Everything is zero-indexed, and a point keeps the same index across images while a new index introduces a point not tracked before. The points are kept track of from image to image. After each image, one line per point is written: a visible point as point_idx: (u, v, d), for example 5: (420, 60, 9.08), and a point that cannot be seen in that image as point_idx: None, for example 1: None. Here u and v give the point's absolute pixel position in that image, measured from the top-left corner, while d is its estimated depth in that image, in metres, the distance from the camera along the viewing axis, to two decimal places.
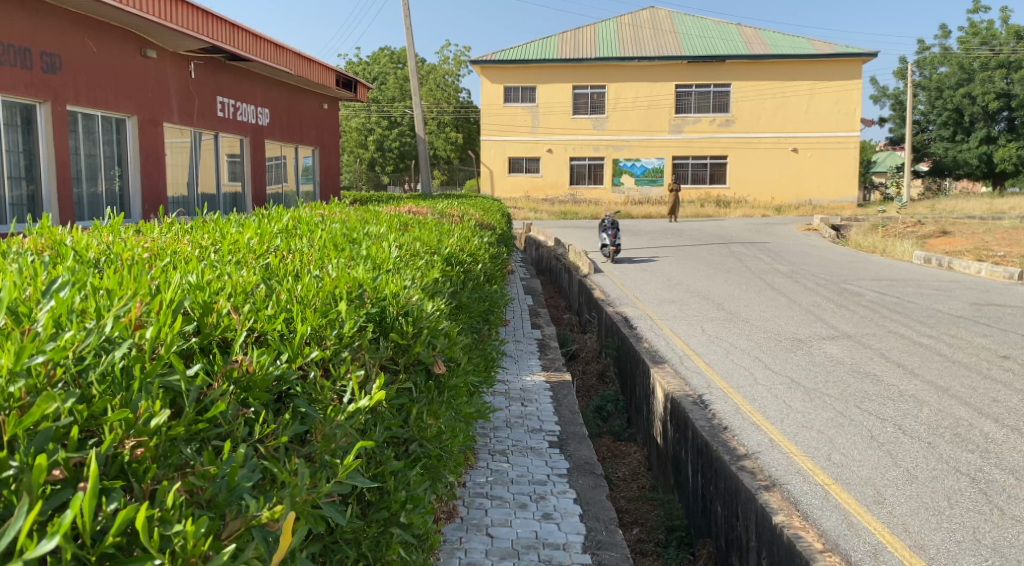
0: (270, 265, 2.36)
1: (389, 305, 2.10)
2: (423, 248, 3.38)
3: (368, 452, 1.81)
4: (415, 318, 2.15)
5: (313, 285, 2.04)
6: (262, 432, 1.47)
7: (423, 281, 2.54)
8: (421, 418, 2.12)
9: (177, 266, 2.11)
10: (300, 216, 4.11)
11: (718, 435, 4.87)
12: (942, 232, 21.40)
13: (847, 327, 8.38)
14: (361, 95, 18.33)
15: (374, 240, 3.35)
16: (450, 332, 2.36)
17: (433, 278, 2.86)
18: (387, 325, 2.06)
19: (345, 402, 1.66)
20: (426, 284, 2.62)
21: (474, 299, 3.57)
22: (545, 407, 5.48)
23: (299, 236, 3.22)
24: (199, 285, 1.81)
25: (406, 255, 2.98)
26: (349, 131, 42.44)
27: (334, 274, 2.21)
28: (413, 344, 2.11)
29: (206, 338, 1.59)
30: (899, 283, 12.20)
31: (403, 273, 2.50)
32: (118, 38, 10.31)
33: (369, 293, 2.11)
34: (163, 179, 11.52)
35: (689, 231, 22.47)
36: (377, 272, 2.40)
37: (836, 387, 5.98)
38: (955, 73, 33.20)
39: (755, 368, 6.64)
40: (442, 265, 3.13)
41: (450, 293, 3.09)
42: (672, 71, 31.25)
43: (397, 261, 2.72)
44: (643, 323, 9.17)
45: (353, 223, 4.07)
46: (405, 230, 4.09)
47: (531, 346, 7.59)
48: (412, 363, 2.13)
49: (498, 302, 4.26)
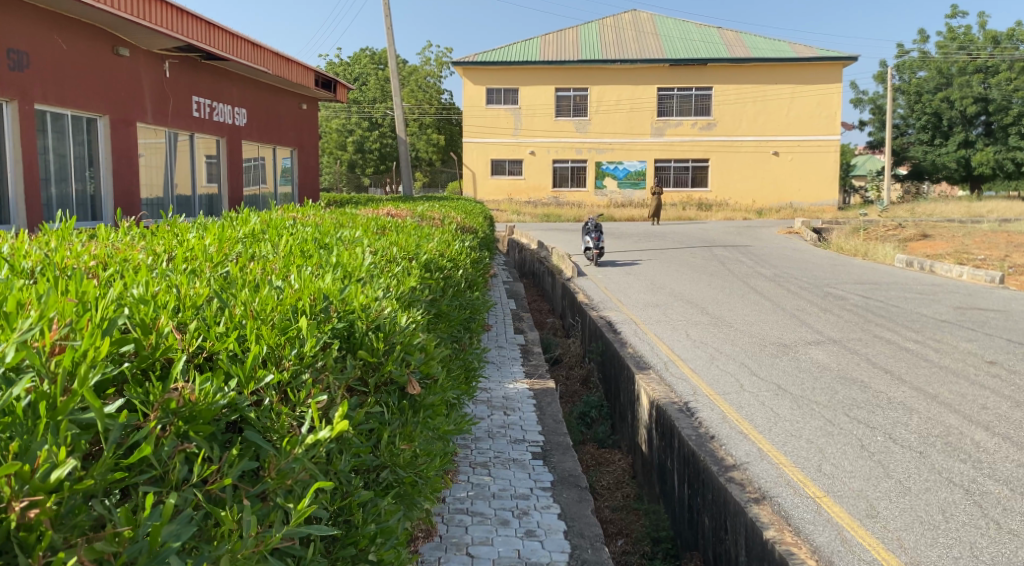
0: (229, 273, 2.21)
1: (357, 318, 1.95)
2: (402, 253, 3.23)
3: (334, 484, 1.65)
4: (388, 330, 1.98)
5: (272, 298, 1.90)
6: (202, 473, 1.36)
7: (398, 289, 2.38)
8: (393, 442, 1.95)
9: (122, 278, 1.96)
10: (271, 219, 3.93)
11: (704, 444, 4.74)
12: (922, 236, 21.50)
13: (833, 332, 8.30)
14: (341, 95, 18.11)
15: (348, 245, 3.19)
16: (427, 346, 2.19)
17: (412, 285, 2.70)
18: (355, 341, 1.91)
19: (302, 433, 1.53)
20: (403, 293, 2.46)
21: (454, 306, 3.41)
22: (528, 415, 5.33)
23: (265, 240, 3.06)
24: (141, 301, 1.68)
25: (380, 260, 2.82)
26: (330, 132, 42.08)
27: (297, 286, 2.07)
28: (386, 361, 1.94)
29: (143, 361, 1.47)
30: (882, 287, 12.18)
31: (376, 281, 2.35)
32: (88, 35, 10.06)
33: (332, 306, 1.96)
34: (136, 180, 11.28)
35: (671, 234, 22.41)
36: (346, 281, 2.25)
37: (824, 394, 5.88)
38: (933, 78, 33.44)
39: (740, 374, 6.52)
40: (420, 273, 2.97)
41: (428, 301, 2.93)
42: (654, 74, 31.23)
43: (372, 268, 2.56)
44: (627, 327, 9.05)
45: (325, 227, 3.92)
46: (381, 234, 3.93)
47: (514, 351, 7.44)
48: (383, 383, 1.96)
49: (479, 309, 4.10)
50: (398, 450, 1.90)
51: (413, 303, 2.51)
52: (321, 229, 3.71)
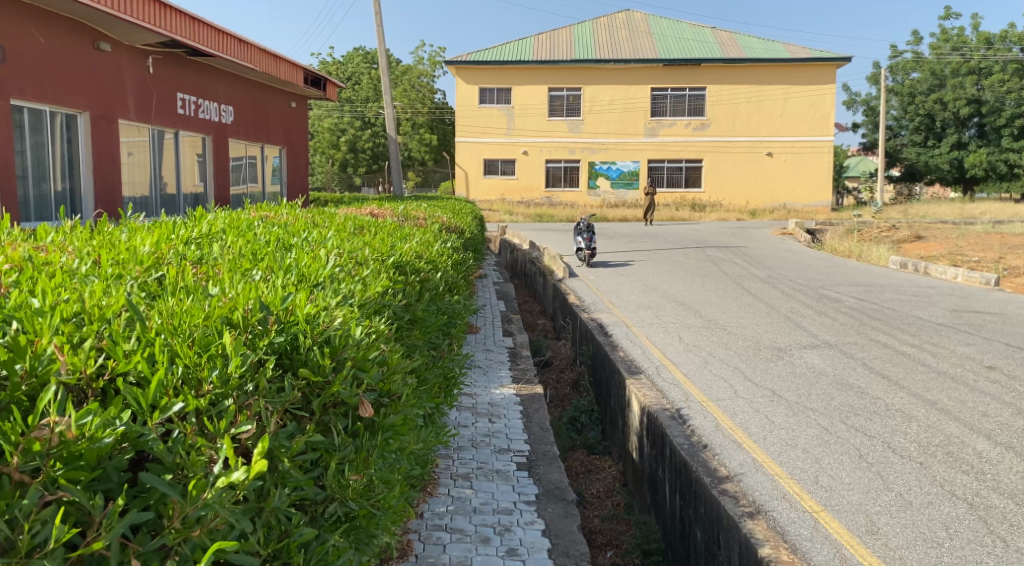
0: (162, 282, 2.07)
1: (301, 334, 1.81)
2: (376, 254, 3.05)
3: (262, 526, 1.54)
4: (335, 345, 1.82)
5: (196, 313, 1.77)
6: (74, 529, 1.25)
7: (358, 296, 2.21)
8: (342, 470, 1.78)
9: (34, 289, 1.84)
10: (239, 219, 3.73)
11: (696, 453, 4.56)
12: (916, 237, 21.39)
13: (828, 335, 8.13)
14: (330, 93, 17.86)
15: (313, 245, 3.02)
16: (388, 361, 2.02)
17: (380, 291, 2.53)
18: (295, 360, 1.78)
19: (210, 474, 1.43)
20: (369, 301, 2.29)
21: (431, 313, 3.21)
22: (514, 423, 5.13)
23: (219, 240, 2.90)
24: (34, 324, 1.57)
25: (346, 264, 2.65)
26: (322, 131, 41.83)
27: (232, 295, 1.92)
28: (334, 380, 1.77)
29: (19, 395, 1.37)
30: (877, 289, 12.00)
31: (333, 289, 2.19)
32: (67, 30, 9.82)
33: (271, 322, 1.82)
34: (118, 179, 11.05)
35: (664, 234, 22.23)
36: (296, 288, 2.09)
37: (820, 400, 5.68)
38: (927, 79, 33.36)
39: (734, 380, 6.32)
40: (390, 275, 2.80)
41: (399, 306, 2.76)
42: (648, 74, 31.07)
43: (335, 273, 2.40)
44: (619, 330, 8.88)
45: (295, 225, 3.74)
46: (356, 234, 3.76)
47: (502, 355, 7.24)
48: (332, 406, 1.79)
49: (460, 315, 3.89)
50: (345, 482, 1.74)
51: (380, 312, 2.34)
52: (292, 229, 3.52)
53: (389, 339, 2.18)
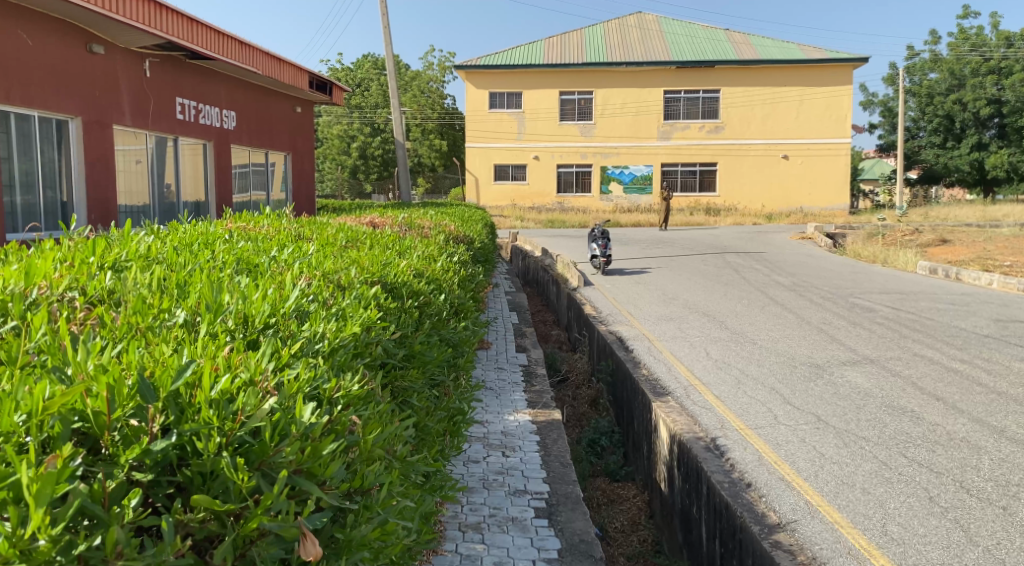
0: (31, 345, 1.60)
1: (205, 432, 1.35)
2: (366, 273, 2.59)
3: None
4: (259, 452, 1.38)
5: (38, 394, 1.30)
6: None
7: (318, 348, 1.75)
8: None
9: None
10: (204, 231, 3.22)
11: (739, 494, 3.97)
12: (941, 241, 20.66)
13: (867, 349, 7.52)
14: (337, 98, 17.36)
15: (281, 265, 2.51)
16: (358, 445, 1.56)
17: (365, 318, 2.07)
18: (199, 470, 1.33)
19: None
20: (339, 347, 1.83)
21: (433, 344, 2.67)
22: (530, 457, 4.56)
23: (154, 263, 2.41)
24: None
25: (319, 289, 2.17)
26: (332, 138, 41.52)
27: (111, 365, 1.45)
28: (252, 507, 1.33)
29: None
30: (910, 297, 11.34)
31: (282, 342, 1.73)
32: (57, 32, 9.35)
33: (160, 426, 1.37)
34: (113, 187, 10.55)
35: (681, 240, 21.57)
36: (222, 352, 1.61)
37: (871, 428, 5.07)
38: (945, 79, 32.63)
39: (772, 403, 5.72)
40: (378, 303, 2.30)
41: (391, 344, 2.26)
42: (660, 77, 30.50)
43: (296, 313, 1.94)
44: (640, 344, 8.30)
45: (270, 238, 3.22)
46: (345, 249, 3.24)
47: (515, 374, 6.66)
48: (250, 540, 1.35)
49: (468, 341, 3.32)
50: None
51: (356, 357, 1.87)
52: (265, 242, 3.02)
53: (367, 398, 1.72)
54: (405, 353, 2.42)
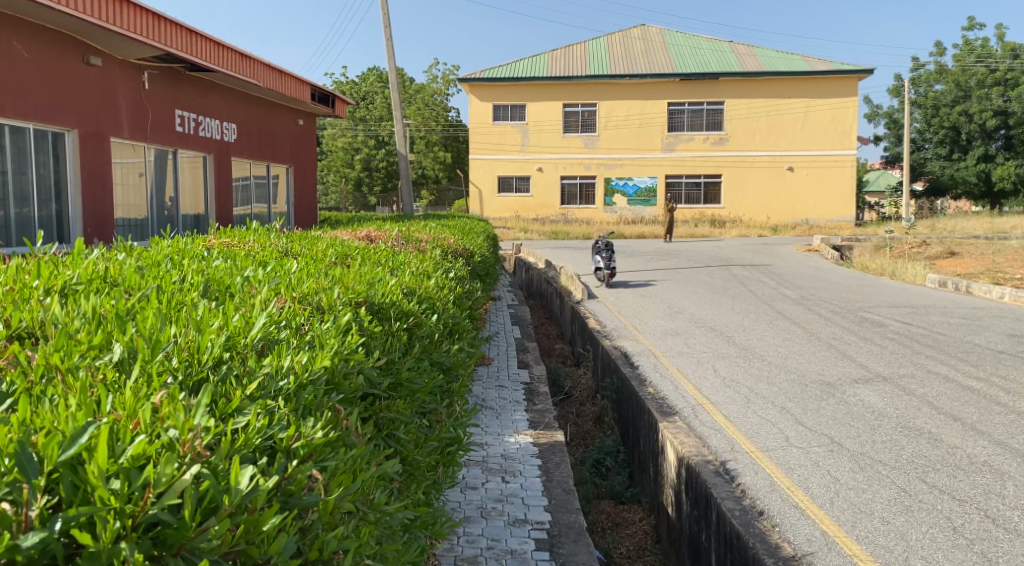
0: None
1: (108, 512, 1.15)
2: (350, 295, 2.40)
3: None
4: (177, 533, 1.19)
5: None
6: None
7: (276, 389, 1.56)
8: None
9: None
10: (180, 248, 3.03)
11: (751, 523, 3.76)
12: (949, 253, 20.42)
13: (880, 366, 7.30)
14: (339, 110, 17.24)
15: (254, 285, 2.31)
16: (310, 511, 1.36)
17: (343, 345, 1.87)
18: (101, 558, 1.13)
19: None
20: (302, 387, 1.64)
21: (423, 369, 2.47)
22: (531, 483, 4.36)
23: (109, 287, 2.22)
24: None
25: (289, 315, 1.98)
26: (336, 150, 41.52)
27: (9, 426, 1.25)
28: None
29: None
30: (921, 311, 11.12)
31: (235, 382, 1.54)
32: (54, 44, 9.21)
33: (55, 505, 1.17)
34: (110, 200, 10.41)
35: (686, 252, 21.38)
36: (153, 402, 1.41)
37: (887, 451, 4.85)
38: (951, 91, 32.45)
39: (783, 424, 5.51)
40: (356, 330, 2.10)
41: (372, 374, 2.06)
42: (664, 89, 30.38)
43: (256, 347, 1.75)
44: (646, 360, 8.09)
45: (250, 254, 3.03)
46: (331, 266, 3.05)
47: (517, 393, 6.47)
48: None
49: (463, 364, 3.12)
50: None
51: (327, 395, 1.69)
52: (244, 259, 2.83)
53: (334, 444, 1.54)
54: (390, 380, 2.24)
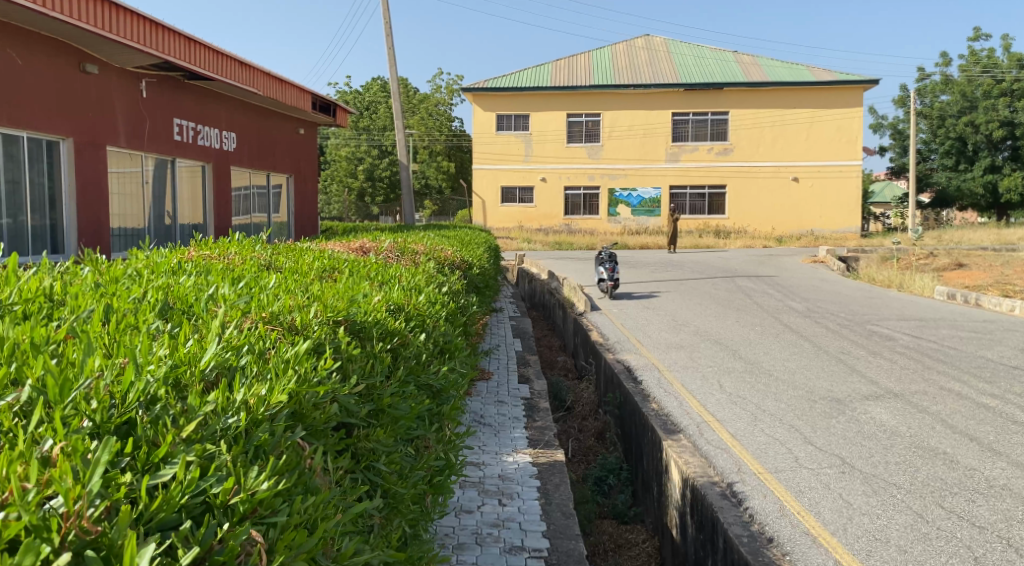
0: None
1: None
2: (329, 314, 2.22)
3: None
4: None
5: None
6: None
7: (219, 431, 1.39)
8: None
9: None
10: (149, 261, 2.86)
11: (759, 550, 3.57)
12: (957, 265, 20.18)
13: (890, 382, 7.10)
14: (341, 120, 17.13)
15: (218, 303, 2.12)
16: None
17: (310, 374, 1.70)
18: None
19: None
20: (253, 426, 1.47)
21: (406, 395, 2.28)
22: (529, 506, 4.17)
23: (47, 305, 2.02)
24: None
25: (249, 339, 1.80)
26: (339, 160, 41.45)
27: None
28: None
29: None
30: (930, 324, 10.89)
31: (170, 423, 1.37)
32: (49, 51, 9.09)
33: None
34: (106, 210, 10.25)
35: (690, 263, 21.18)
36: (51, 456, 1.21)
37: (901, 473, 4.64)
38: (956, 102, 32.23)
39: (792, 443, 5.32)
40: (327, 355, 1.90)
41: (345, 400, 1.87)
42: (668, 99, 30.26)
43: (208, 380, 1.58)
44: (649, 374, 7.89)
45: (223, 268, 2.85)
46: (310, 280, 2.86)
47: (517, 409, 6.27)
48: None
49: (455, 384, 2.92)
50: None
51: (285, 432, 1.52)
52: (218, 273, 2.66)
53: (285, 494, 1.38)
54: (370, 409, 2.06)
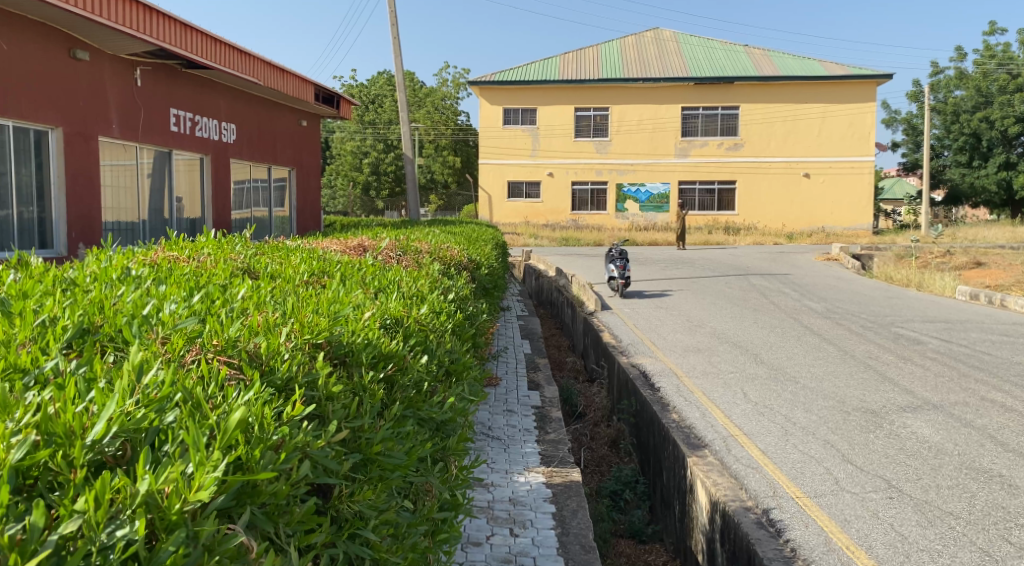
0: None
1: None
2: (303, 335, 1.80)
3: None
4: None
5: None
6: None
7: (90, 560, 1.02)
8: None
9: None
10: (96, 263, 2.44)
11: None
12: (975, 263, 19.64)
13: (926, 392, 6.62)
14: (345, 112, 16.64)
15: (153, 324, 1.70)
16: None
17: (260, 433, 1.30)
18: None
19: None
20: (161, 534, 1.08)
21: (401, 437, 1.82)
22: (544, 538, 3.71)
23: None
24: None
25: (182, 385, 1.39)
26: (344, 154, 41.06)
27: None
28: None
29: None
30: (958, 327, 10.37)
31: (16, 547, 0.98)
32: (36, 36, 8.62)
33: None
34: (97, 203, 9.80)
35: (701, 261, 20.65)
36: None
37: (958, 501, 4.17)
38: (971, 97, 31.56)
39: (831, 462, 4.86)
40: (292, 402, 1.47)
41: (318, 459, 1.43)
42: (678, 93, 29.71)
43: (105, 457, 1.20)
44: (667, 381, 7.40)
45: (181, 271, 2.44)
46: (288, 288, 2.43)
47: (528, 419, 5.81)
48: None
49: (464, 415, 2.45)
50: None
51: (209, 538, 1.13)
52: (177, 279, 2.24)
53: None
54: (350, 453, 1.63)
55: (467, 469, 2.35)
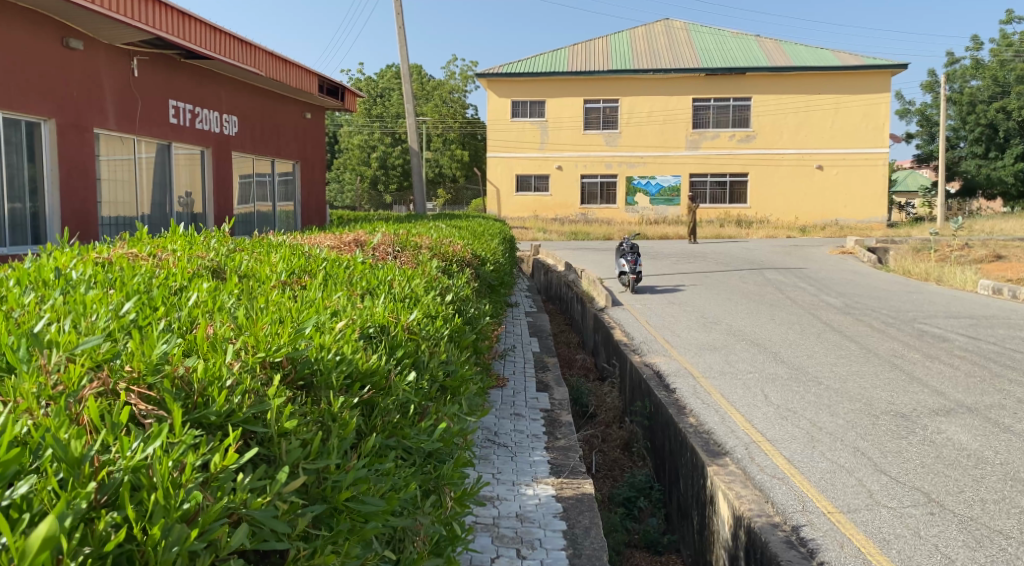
0: None
1: None
2: (250, 353, 1.53)
3: None
4: None
5: None
6: None
7: None
8: None
9: None
10: (33, 262, 2.17)
11: None
12: (995, 257, 19.17)
13: (959, 394, 6.25)
14: (350, 104, 16.30)
15: (53, 346, 1.44)
16: None
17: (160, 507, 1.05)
18: None
19: None
20: None
21: (373, 472, 1.49)
22: (554, 561, 3.37)
23: None
24: None
25: (62, 437, 1.12)
26: (352, 148, 40.72)
27: None
28: None
29: None
30: (983, 323, 9.98)
31: None
32: (27, 23, 8.31)
33: None
34: (92, 197, 9.49)
35: (714, 255, 20.26)
36: None
37: (1006, 517, 3.83)
38: (988, 87, 30.99)
39: (865, 473, 4.51)
40: (206, 452, 1.18)
41: (245, 523, 1.14)
42: (689, 84, 29.25)
43: None
44: (683, 382, 7.05)
45: (126, 270, 2.17)
46: (249, 293, 2.13)
47: (535, 424, 5.49)
48: None
49: (463, 440, 2.11)
50: None
51: None
52: (118, 284, 1.98)
53: None
54: (305, 499, 1.32)
55: (467, 498, 2.00)
